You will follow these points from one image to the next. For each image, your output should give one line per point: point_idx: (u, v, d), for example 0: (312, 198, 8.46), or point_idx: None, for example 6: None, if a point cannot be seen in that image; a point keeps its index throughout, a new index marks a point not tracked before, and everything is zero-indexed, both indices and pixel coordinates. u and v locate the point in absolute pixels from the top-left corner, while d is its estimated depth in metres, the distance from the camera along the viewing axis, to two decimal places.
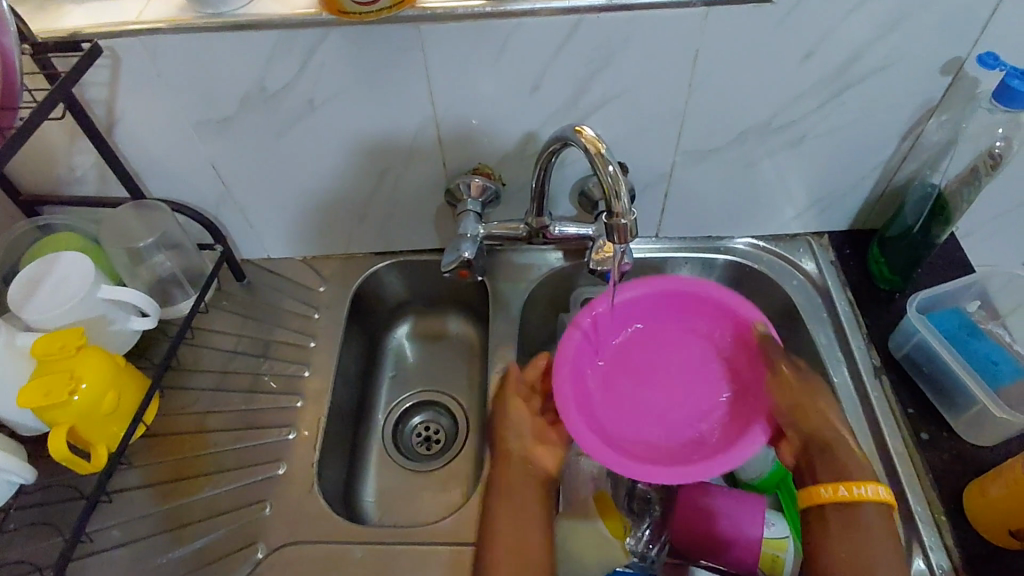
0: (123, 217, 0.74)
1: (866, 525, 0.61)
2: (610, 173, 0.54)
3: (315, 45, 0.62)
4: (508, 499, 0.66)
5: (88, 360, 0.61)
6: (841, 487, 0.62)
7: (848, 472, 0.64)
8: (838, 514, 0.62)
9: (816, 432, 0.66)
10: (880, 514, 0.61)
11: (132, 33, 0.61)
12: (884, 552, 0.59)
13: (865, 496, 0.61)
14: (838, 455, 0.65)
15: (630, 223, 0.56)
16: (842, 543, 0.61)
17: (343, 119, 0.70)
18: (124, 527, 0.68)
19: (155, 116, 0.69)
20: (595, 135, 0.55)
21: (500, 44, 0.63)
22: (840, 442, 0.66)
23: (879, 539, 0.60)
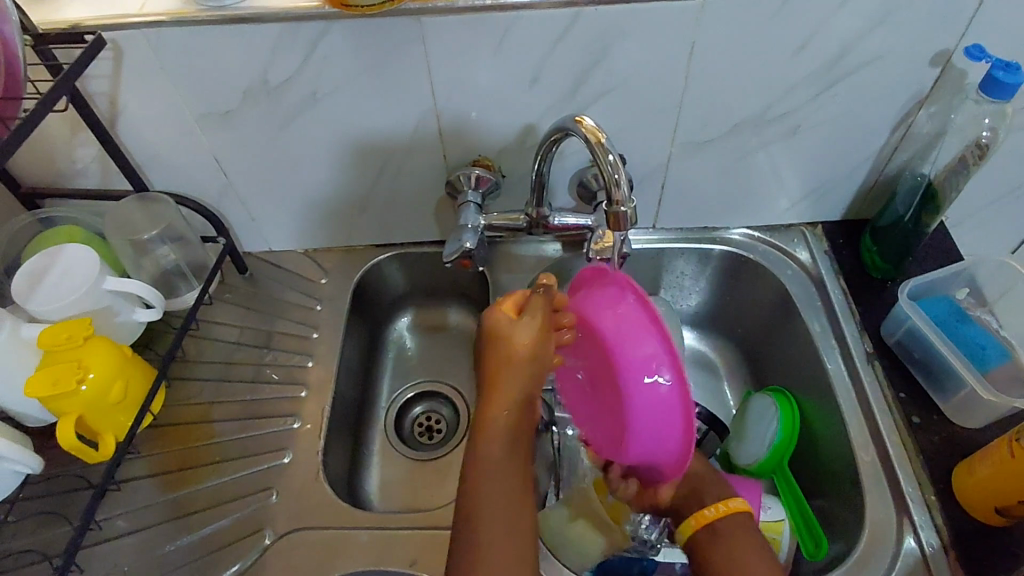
0: (126, 209, 0.75)
1: (745, 547, 0.61)
2: (610, 162, 0.55)
3: (317, 38, 0.63)
4: (500, 452, 0.53)
5: (95, 350, 0.62)
6: (720, 505, 0.65)
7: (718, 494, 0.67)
8: (711, 530, 0.63)
9: (692, 471, 0.69)
10: (746, 520, 0.64)
11: (135, 26, 0.62)
12: (760, 557, 0.61)
13: (728, 507, 0.65)
14: (703, 478, 0.68)
15: (630, 211, 0.58)
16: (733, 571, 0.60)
17: (344, 111, 0.70)
18: (131, 516, 0.68)
19: (157, 108, 0.69)
20: (595, 124, 0.56)
21: (499, 37, 0.64)
22: (703, 477, 0.68)
23: (755, 550, 0.62)
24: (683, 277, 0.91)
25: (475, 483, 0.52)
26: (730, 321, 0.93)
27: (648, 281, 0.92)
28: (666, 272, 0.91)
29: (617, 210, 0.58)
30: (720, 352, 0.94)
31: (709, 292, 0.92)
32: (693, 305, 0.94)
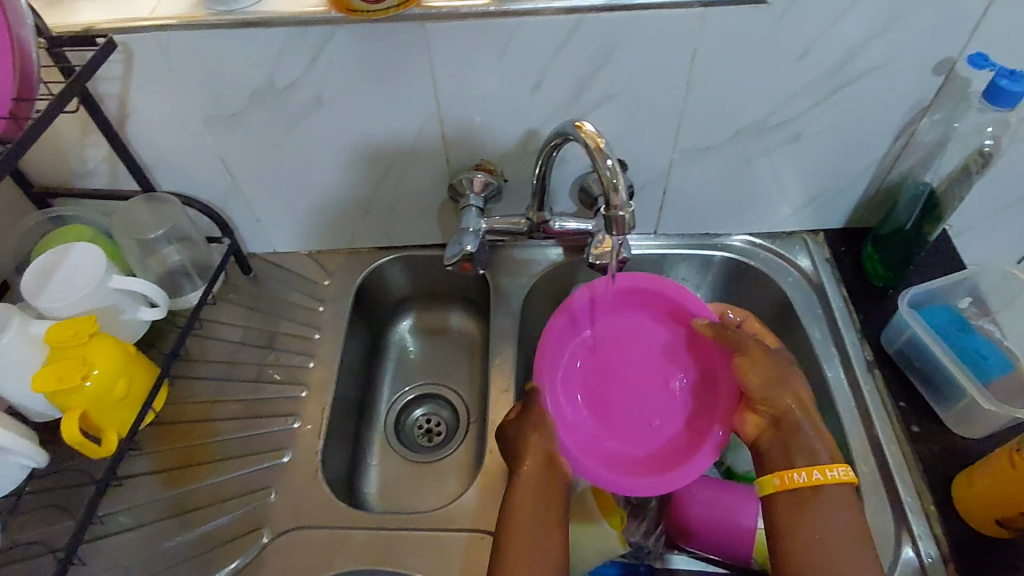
0: (134, 209, 0.76)
1: (827, 517, 0.58)
2: (608, 167, 0.55)
3: (323, 42, 0.64)
4: (530, 484, 0.63)
5: (100, 347, 0.63)
6: (814, 471, 0.60)
7: (811, 452, 0.62)
8: (796, 495, 0.60)
9: (785, 410, 0.64)
10: (839, 490, 0.59)
11: (145, 29, 0.63)
12: (843, 531, 0.57)
13: (825, 477, 0.59)
14: (797, 424, 0.63)
15: (628, 216, 0.57)
16: (806, 542, 0.57)
17: (348, 115, 0.71)
18: (132, 512, 0.69)
19: (165, 110, 0.70)
20: (595, 130, 0.56)
21: (503, 42, 0.65)
22: (798, 423, 0.63)
23: (836, 523, 0.58)
24: (684, 283, 0.91)
25: (511, 511, 0.61)
26: None
27: None
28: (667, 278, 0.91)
29: (615, 215, 0.59)
30: None
31: (710, 298, 0.92)
32: None
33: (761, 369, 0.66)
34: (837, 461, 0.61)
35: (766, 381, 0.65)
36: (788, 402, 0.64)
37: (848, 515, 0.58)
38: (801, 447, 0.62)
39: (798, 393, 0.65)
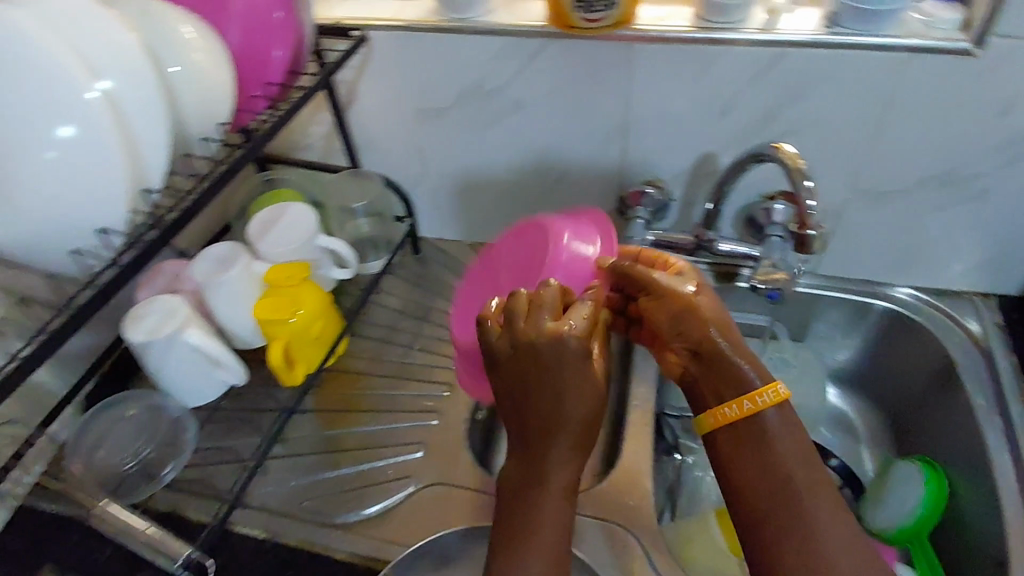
0: (341, 182, 0.86)
1: (773, 460, 0.53)
2: (807, 188, 0.59)
3: (536, 53, 0.72)
4: (541, 518, 0.53)
5: (307, 291, 0.72)
6: (745, 401, 0.55)
7: (744, 380, 0.56)
8: (733, 432, 0.55)
9: (706, 343, 0.57)
10: (775, 413, 0.54)
11: (389, 28, 0.73)
12: (792, 471, 0.52)
13: (761, 404, 0.54)
14: (722, 355, 0.56)
15: (817, 235, 0.62)
16: (765, 490, 0.52)
17: (541, 120, 0.78)
18: (297, 443, 0.77)
19: (384, 99, 0.81)
20: (794, 151, 0.60)
21: (702, 67, 0.69)
22: (720, 355, 0.56)
23: (785, 466, 0.53)
24: (834, 328, 0.90)
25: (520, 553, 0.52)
26: (877, 382, 0.90)
27: (795, 326, 0.92)
28: (816, 320, 0.90)
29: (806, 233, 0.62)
30: (861, 413, 0.91)
31: (860, 348, 0.90)
32: (840, 359, 0.92)
33: (675, 307, 0.59)
34: (767, 385, 0.55)
35: (686, 320, 0.58)
36: (700, 332, 0.57)
37: (798, 452, 0.53)
38: (731, 378, 0.56)
39: (724, 325, 0.57)
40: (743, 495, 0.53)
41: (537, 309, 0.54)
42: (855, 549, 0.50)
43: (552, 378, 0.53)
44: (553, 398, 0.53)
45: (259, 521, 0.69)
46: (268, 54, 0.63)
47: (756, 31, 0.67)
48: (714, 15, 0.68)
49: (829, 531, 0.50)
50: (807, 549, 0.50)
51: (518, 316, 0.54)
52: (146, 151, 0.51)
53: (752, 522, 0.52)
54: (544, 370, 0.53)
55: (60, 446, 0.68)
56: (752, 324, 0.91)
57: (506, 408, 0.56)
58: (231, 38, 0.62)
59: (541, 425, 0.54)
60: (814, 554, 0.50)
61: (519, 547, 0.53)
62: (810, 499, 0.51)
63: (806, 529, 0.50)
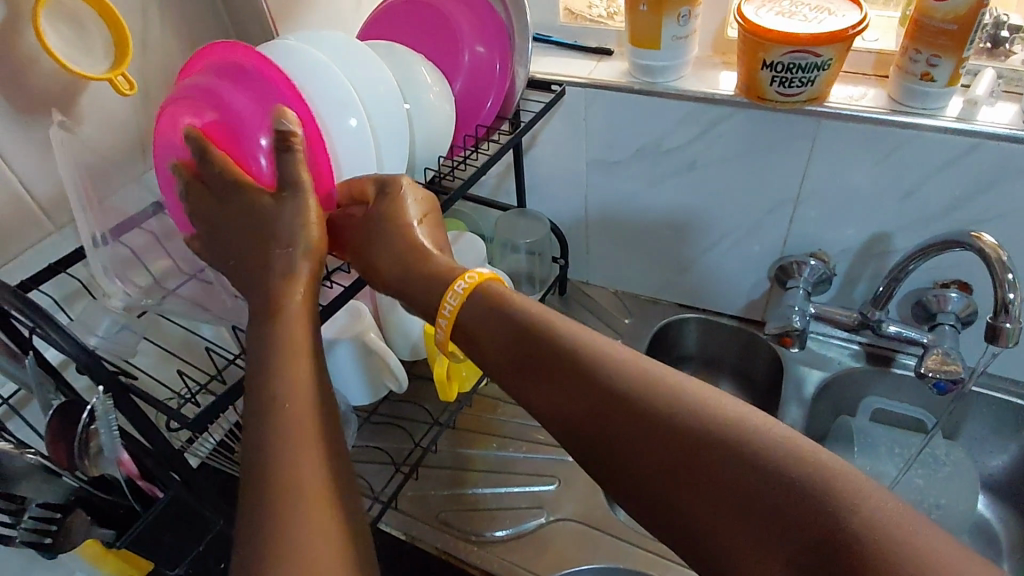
0: (508, 218, 0.90)
1: (563, 358, 0.47)
2: (1008, 280, 0.61)
3: (721, 120, 0.75)
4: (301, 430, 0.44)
5: None
6: (448, 304, 0.53)
7: (440, 279, 0.54)
8: (495, 346, 0.50)
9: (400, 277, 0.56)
10: (501, 296, 0.52)
11: (586, 85, 0.80)
12: (590, 368, 0.46)
13: (471, 284, 0.53)
14: (425, 276, 0.54)
15: (1014, 329, 0.63)
16: (578, 400, 0.46)
17: (712, 181, 0.81)
18: (441, 454, 0.80)
19: (564, 148, 0.87)
20: (994, 242, 0.62)
21: (890, 149, 0.70)
22: (388, 263, 0.56)
23: (603, 375, 0.45)
24: (993, 432, 0.85)
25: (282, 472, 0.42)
26: None
27: (949, 422, 0.87)
28: (974, 420, 0.85)
29: (1000, 325, 0.64)
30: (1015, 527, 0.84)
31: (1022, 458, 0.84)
32: (995, 467, 0.86)
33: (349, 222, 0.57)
34: (456, 279, 0.53)
35: (370, 241, 0.56)
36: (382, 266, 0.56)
37: (592, 343, 0.47)
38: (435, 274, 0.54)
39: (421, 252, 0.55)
40: (558, 415, 0.47)
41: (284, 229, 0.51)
42: (697, 421, 0.41)
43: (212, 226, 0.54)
44: (282, 263, 0.50)
45: (402, 522, 0.73)
46: (481, 104, 0.71)
47: (953, 120, 0.68)
48: (910, 101, 0.69)
49: (651, 414, 0.43)
50: (632, 448, 0.43)
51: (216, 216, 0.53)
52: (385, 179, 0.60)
53: (583, 442, 0.45)
54: (269, 241, 0.51)
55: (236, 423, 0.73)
56: (901, 412, 0.88)
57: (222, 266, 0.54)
58: (455, 87, 0.71)
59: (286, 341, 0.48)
60: (651, 439, 0.42)
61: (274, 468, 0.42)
62: (622, 387, 0.44)
63: (627, 425, 0.43)
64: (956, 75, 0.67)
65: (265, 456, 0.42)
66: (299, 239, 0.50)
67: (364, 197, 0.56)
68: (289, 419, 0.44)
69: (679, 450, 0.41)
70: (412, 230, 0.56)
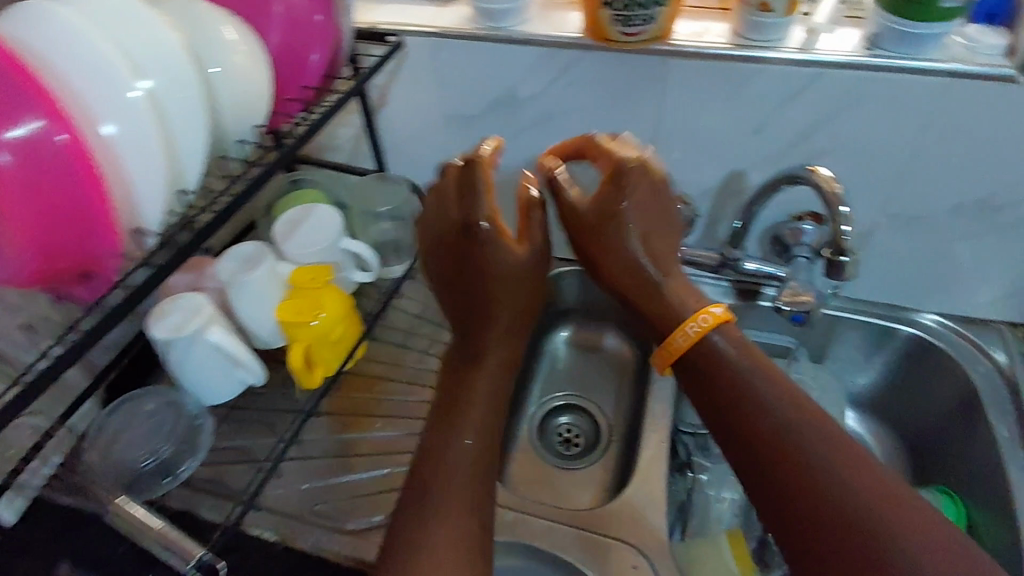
0: (367, 185, 0.86)
1: (767, 407, 0.61)
2: (843, 213, 0.62)
3: (571, 65, 0.72)
4: (450, 471, 0.64)
5: (330, 293, 0.73)
6: (686, 331, 0.66)
7: (672, 312, 0.68)
8: (702, 349, 0.66)
9: (604, 258, 0.71)
10: (727, 347, 0.65)
11: (428, 35, 0.73)
12: (796, 424, 0.59)
13: (702, 328, 0.66)
14: (671, 254, 0.70)
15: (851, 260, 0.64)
16: (761, 428, 0.60)
17: (572, 132, 0.78)
18: (317, 444, 0.76)
19: (416, 105, 0.81)
20: (829, 175, 0.63)
21: (737, 86, 0.69)
22: (671, 258, 0.71)
23: (796, 428, 0.59)
24: (855, 351, 0.89)
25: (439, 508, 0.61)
26: (896, 404, 0.88)
27: (815, 347, 0.90)
28: (838, 343, 0.89)
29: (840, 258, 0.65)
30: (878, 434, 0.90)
31: (882, 373, 0.88)
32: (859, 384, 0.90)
33: (586, 219, 0.70)
34: (698, 313, 0.67)
35: (650, 217, 0.69)
36: (615, 256, 0.70)
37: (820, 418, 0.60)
38: (665, 309, 0.68)
39: (623, 235, 0.69)
40: (748, 442, 0.61)
41: (490, 248, 0.72)
42: (843, 469, 0.56)
43: (435, 216, 0.73)
44: (485, 293, 0.74)
45: (273, 523, 0.69)
46: (306, 57, 0.64)
47: (794, 51, 0.67)
48: (752, 34, 0.67)
49: (821, 461, 0.57)
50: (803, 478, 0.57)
51: (449, 198, 0.72)
52: (181, 151, 0.52)
53: (743, 438, 0.61)
54: (486, 271, 0.73)
55: (74, 447, 0.70)
56: (771, 343, 0.91)
57: (434, 276, 0.76)
58: (272, 40, 0.63)
59: (455, 400, 0.71)
60: (801, 468, 0.57)
61: (435, 480, 0.64)
62: (804, 434, 0.58)
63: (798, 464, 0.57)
64: (793, 3, 0.65)
65: (437, 501, 0.62)
66: (520, 271, 0.75)
67: (610, 178, 0.68)
68: (455, 480, 0.64)
69: (843, 493, 0.55)
70: (634, 228, 0.68)
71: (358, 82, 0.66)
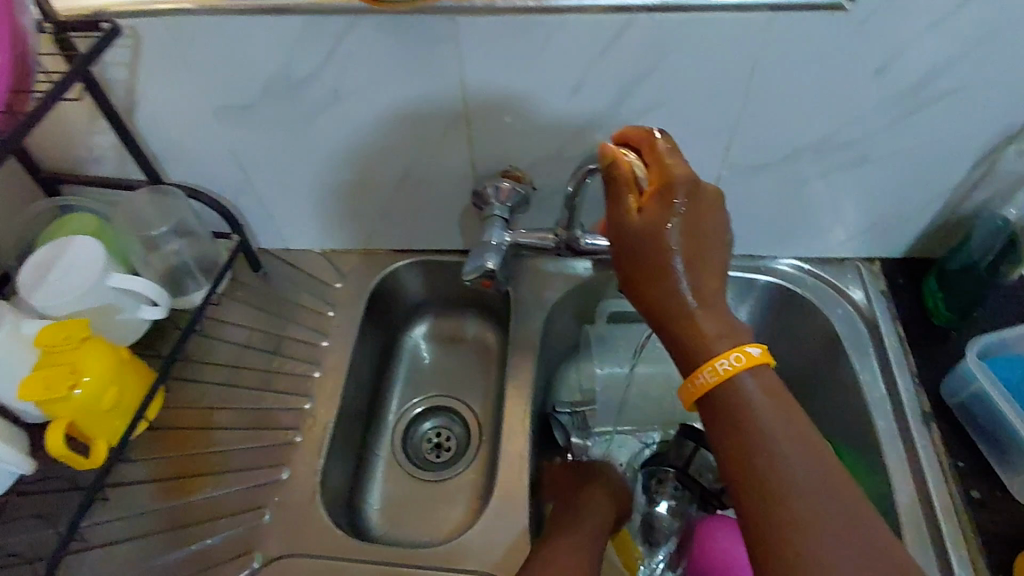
0: (136, 203, 0.71)
1: (781, 459, 0.47)
2: None
3: (343, 33, 0.58)
4: None
5: (91, 352, 0.59)
6: (717, 366, 0.50)
7: (703, 346, 0.51)
8: (723, 391, 0.50)
9: (646, 284, 0.53)
10: (761, 394, 0.49)
11: (156, 12, 0.57)
12: (824, 492, 0.46)
13: (734, 368, 0.49)
14: (720, 285, 0.52)
15: None
16: (771, 509, 0.46)
17: (369, 111, 0.66)
18: (121, 523, 0.65)
19: (173, 100, 0.65)
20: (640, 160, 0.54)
21: (541, 40, 0.58)
22: (721, 290, 0.52)
23: (808, 492, 0.46)
24: None
25: None
26: None
27: None
28: None
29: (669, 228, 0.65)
30: None
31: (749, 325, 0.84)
32: None
33: (644, 241, 0.52)
34: (732, 348, 0.50)
35: (700, 228, 0.51)
36: (651, 288, 0.52)
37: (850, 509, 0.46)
38: (697, 341, 0.51)
39: (688, 248, 0.51)
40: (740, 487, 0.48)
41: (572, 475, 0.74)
42: None
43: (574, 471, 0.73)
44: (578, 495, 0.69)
45: None
46: None
47: None
48: None
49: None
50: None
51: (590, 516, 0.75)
52: None
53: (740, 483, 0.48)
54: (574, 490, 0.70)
55: None
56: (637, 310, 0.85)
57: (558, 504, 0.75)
58: None
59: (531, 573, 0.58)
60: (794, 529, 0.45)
61: None
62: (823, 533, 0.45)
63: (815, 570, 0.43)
64: None
65: None
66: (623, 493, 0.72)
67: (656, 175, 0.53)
68: None
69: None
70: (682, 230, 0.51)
71: (78, 60, 0.56)
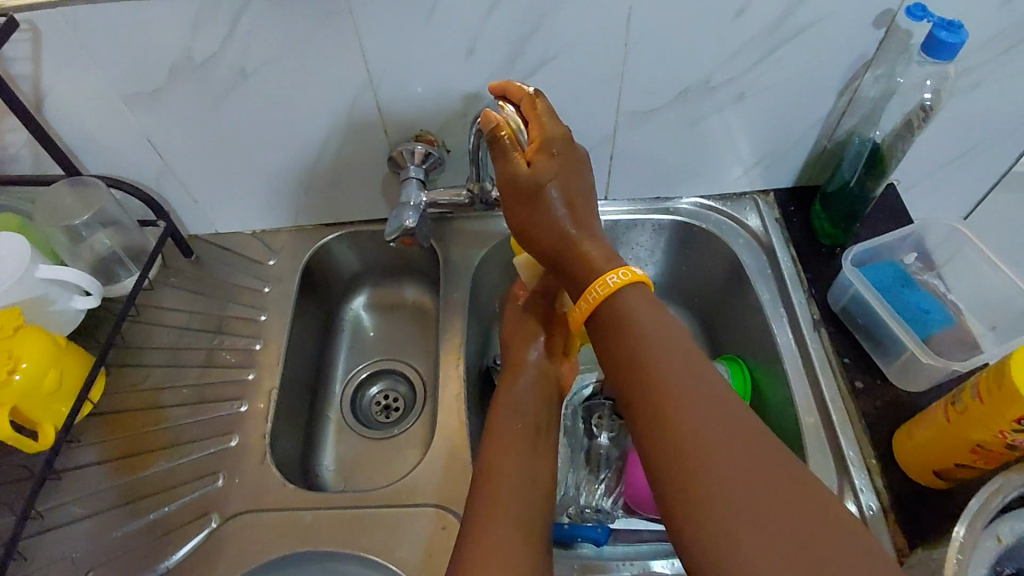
0: (57, 194, 0.71)
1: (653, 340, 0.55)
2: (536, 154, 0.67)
3: (238, 12, 0.61)
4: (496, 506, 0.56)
5: (26, 340, 0.62)
6: (607, 281, 0.58)
7: (591, 269, 0.60)
8: (611, 307, 0.58)
9: (534, 220, 0.62)
10: (631, 298, 0.58)
11: (52, 4, 0.59)
12: (691, 359, 0.53)
13: (620, 282, 0.58)
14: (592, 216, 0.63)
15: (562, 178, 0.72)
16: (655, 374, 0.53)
17: (275, 87, 0.68)
18: (77, 503, 0.68)
19: (82, 92, 0.67)
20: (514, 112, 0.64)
21: (429, 6, 0.62)
22: (594, 221, 0.63)
23: (679, 360, 0.53)
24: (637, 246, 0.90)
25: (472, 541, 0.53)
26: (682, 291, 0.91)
27: None
28: (621, 243, 0.89)
29: None
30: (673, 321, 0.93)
31: (664, 263, 0.91)
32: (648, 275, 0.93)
33: (529, 185, 0.61)
34: (619, 267, 0.59)
35: (572, 171, 0.62)
36: (539, 224, 0.62)
37: (721, 382, 0.52)
38: (583, 265, 0.60)
39: (565, 186, 0.62)
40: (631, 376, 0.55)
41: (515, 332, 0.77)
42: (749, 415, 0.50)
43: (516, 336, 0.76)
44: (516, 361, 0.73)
45: None
46: None
47: None
48: None
49: (723, 406, 0.50)
50: (699, 427, 0.49)
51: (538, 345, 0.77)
52: None
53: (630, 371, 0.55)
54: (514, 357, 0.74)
55: None
56: None
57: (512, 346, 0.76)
58: None
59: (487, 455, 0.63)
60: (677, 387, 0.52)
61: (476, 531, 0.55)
62: (697, 397, 0.51)
63: (696, 406, 0.50)
64: None
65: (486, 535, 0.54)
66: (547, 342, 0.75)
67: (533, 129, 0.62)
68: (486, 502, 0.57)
69: (760, 458, 0.47)
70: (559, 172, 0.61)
71: None
